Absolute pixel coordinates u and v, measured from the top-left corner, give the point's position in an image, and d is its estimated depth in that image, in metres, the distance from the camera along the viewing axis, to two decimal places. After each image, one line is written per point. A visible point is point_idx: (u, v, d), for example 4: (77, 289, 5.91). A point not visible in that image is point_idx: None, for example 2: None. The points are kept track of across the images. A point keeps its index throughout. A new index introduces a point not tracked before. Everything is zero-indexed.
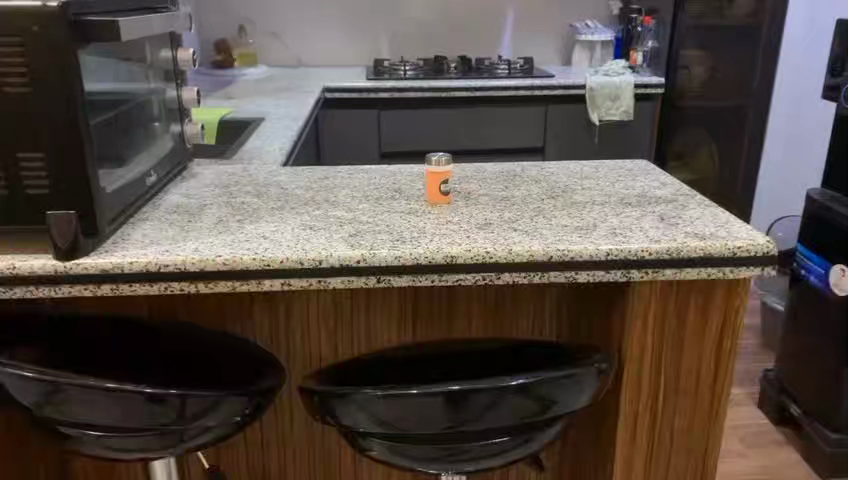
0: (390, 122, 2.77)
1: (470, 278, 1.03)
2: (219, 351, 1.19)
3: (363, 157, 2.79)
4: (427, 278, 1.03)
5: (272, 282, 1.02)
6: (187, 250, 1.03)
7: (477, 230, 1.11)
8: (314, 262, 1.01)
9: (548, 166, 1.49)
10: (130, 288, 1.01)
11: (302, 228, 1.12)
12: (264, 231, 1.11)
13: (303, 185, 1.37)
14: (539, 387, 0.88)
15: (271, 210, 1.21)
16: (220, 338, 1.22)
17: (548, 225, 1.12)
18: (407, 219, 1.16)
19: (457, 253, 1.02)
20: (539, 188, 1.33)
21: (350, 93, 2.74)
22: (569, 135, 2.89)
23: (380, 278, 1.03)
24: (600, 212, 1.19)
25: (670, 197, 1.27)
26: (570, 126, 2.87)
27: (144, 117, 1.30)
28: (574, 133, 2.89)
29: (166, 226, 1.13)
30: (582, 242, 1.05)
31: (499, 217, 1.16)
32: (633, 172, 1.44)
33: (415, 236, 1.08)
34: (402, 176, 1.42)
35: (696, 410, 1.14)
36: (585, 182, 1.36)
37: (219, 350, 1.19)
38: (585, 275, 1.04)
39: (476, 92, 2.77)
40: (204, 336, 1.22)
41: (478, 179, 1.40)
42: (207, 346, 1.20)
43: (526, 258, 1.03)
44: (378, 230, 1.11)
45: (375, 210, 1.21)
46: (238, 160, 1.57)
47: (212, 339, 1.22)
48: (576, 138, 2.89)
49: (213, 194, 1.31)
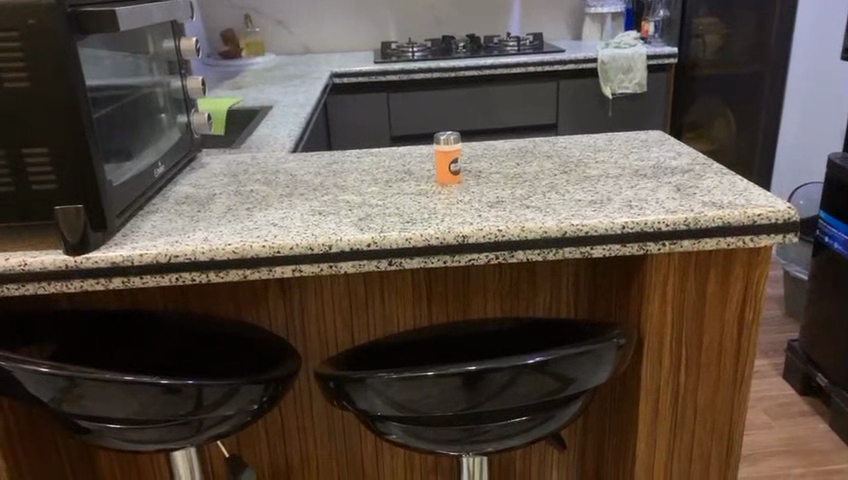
0: (400, 106, 2.75)
1: (482, 257, 1.02)
2: (235, 341, 1.19)
3: (374, 141, 2.77)
4: (439, 259, 1.02)
5: (283, 269, 1.01)
6: (196, 240, 1.02)
7: (488, 208, 1.09)
8: (325, 247, 1.00)
9: (560, 141, 1.46)
10: (141, 280, 1.01)
11: (311, 214, 1.11)
12: (274, 218, 1.10)
13: (313, 170, 1.36)
14: (557, 364, 0.86)
15: (281, 196, 1.20)
16: (236, 328, 1.22)
17: (561, 201, 1.10)
18: (417, 200, 1.14)
19: (468, 233, 1.01)
20: (552, 163, 1.30)
21: (356, 77, 2.71)
22: (581, 111, 2.84)
23: (392, 261, 1.02)
24: (614, 184, 1.16)
25: (686, 166, 1.24)
26: (582, 101, 2.83)
27: (148, 109, 1.29)
28: (587, 109, 2.84)
29: (175, 217, 1.12)
30: (596, 216, 1.03)
31: (511, 195, 1.14)
32: (647, 143, 1.41)
33: (427, 217, 1.07)
34: (412, 158, 1.40)
35: (718, 382, 1.11)
36: (598, 155, 1.34)
37: (235, 341, 1.19)
38: (600, 250, 1.02)
39: (485, 70, 2.73)
40: (220, 327, 1.22)
41: (490, 157, 1.37)
42: (224, 337, 1.20)
43: (539, 234, 1.01)
44: (388, 213, 1.10)
45: (385, 193, 1.19)
46: (246, 149, 1.56)
47: (228, 330, 1.21)
48: (588, 114, 2.85)
49: (222, 184, 1.30)
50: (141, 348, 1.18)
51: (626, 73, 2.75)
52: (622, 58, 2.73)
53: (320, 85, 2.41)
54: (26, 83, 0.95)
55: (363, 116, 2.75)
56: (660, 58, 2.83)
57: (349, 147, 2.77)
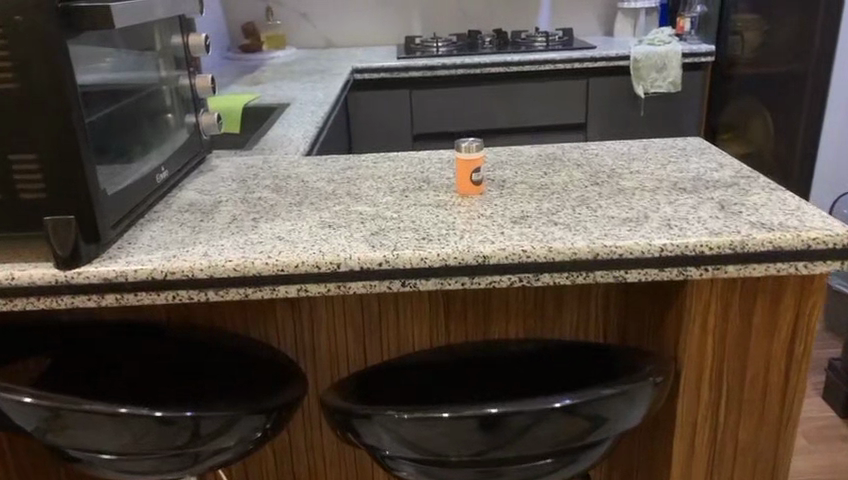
0: (424, 103, 2.65)
1: (505, 280, 0.93)
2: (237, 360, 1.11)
3: (396, 141, 2.68)
4: (457, 281, 0.93)
5: (287, 289, 0.93)
6: (195, 255, 0.95)
7: (513, 224, 1.00)
8: (333, 265, 0.92)
9: (590, 147, 1.37)
10: (136, 297, 0.94)
11: (320, 226, 1.03)
12: (280, 230, 1.02)
13: (327, 176, 1.28)
14: (587, 407, 0.77)
15: (289, 206, 1.12)
16: (239, 344, 1.14)
17: (592, 219, 1.00)
18: (435, 214, 1.06)
19: (489, 254, 0.92)
20: (582, 173, 1.21)
21: (378, 73, 2.63)
22: (613, 111, 2.72)
23: (405, 281, 0.93)
24: (651, 200, 1.06)
25: (730, 180, 1.14)
26: (614, 100, 2.71)
27: (151, 110, 1.22)
28: (619, 109, 2.72)
29: (175, 228, 1.05)
30: (632, 237, 0.93)
31: (537, 209, 1.05)
32: (686, 152, 1.30)
33: (446, 233, 0.98)
34: (432, 164, 1.32)
35: (762, 418, 1.01)
36: (633, 165, 1.24)
37: (236, 360, 1.11)
38: (635, 274, 0.93)
39: (512, 67, 2.63)
40: (221, 344, 1.13)
41: (515, 164, 1.28)
42: (223, 356, 1.12)
43: (568, 256, 0.92)
44: (405, 227, 1.01)
45: (402, 204, 1.11)
46: (258, 150, 1.48)
47: (229, 348, 1.13)
48: (620, 114, 2.73)
49: (229, 190, 1.23)
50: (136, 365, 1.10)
51: (661, 71, 2.63)
52: (656, 56, 2.61)
53: (341, 82, 2.33)
54: (13, 84, 0.88)
55: (384, 113, 2.66)
56: (696, 57, 2.70)
57: (369, 145, 2.69)
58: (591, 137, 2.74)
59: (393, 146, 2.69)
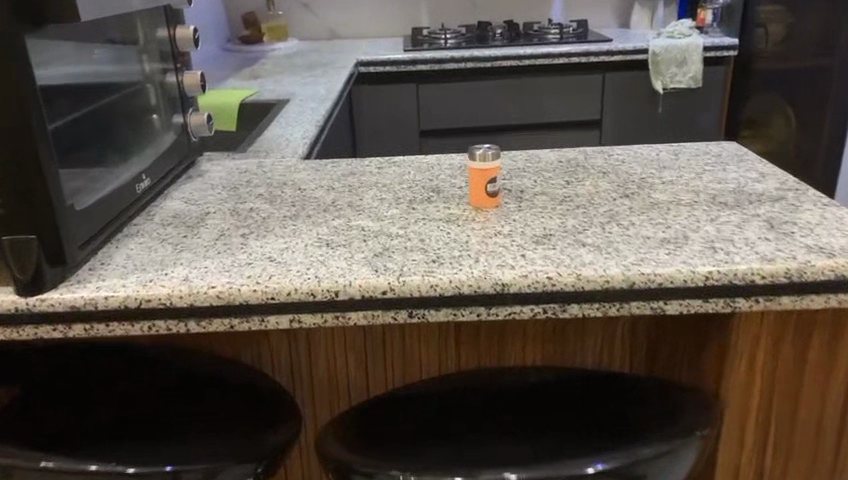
0: (431, 98, 2.53)
1: (527, 311, 0.82)
2: (225, 388, 1.00)
3: (402, 137, 2.56)
4: (471, 312, 0.82)
5: (278, 319, 0.82)
6: (175, 279, 0.83)
7: (534, 243, 0.88)
8: (331, 294, 0.81)
9: (615, 152, 1.25)
10: (108, 328, 0.83)
11: (317, 245, 0.92)
12: (272, 249, 0.90)
13: (326, 183, 1.16)
14: (624, 471, 0.66)
15: (284, 219, 1.01)
16: (227, 371, 1.03)
17: (624, 239, 0.88)
18: (446, 231, 0.94)
19: (509, 281, 0.80)
20: (609, 183, 1.09)
21: (384, 66, 2.50)
22: (630, 108, 2.59)
23: (413, 312, 0.82)
24: (689, 218, 0.94)
25: (775, 193, 1.02)
26: (632, 97, 2.58)
27: (132, 110, 1.10)
28: (636, 105, 2.59)
29: (155, 245, 0.94)
30: (672, 262, 0.82)
31: (561, 227, 0.93)
32: (722, 159, 1.19)
33: (460, 254, 0.87)
34: (441, 171, 1.20)
35: (812, 466, 0.90)
36: (665, 174, 1.12)
37: (222, 389, 1.00)
38: (676, 305, 0.82)
39: (524, 61, 2.49)
40: (206, 370, 1.03)
41: (534, 171, 1.16)
42: (209, 384, 1.01)
43: (600, 285, 0.80)
44: (412, 246, 0.90)
45: (409, 218, 1.00)
46: (252, 153, 1.37)
47: (216, 376, 1.02)
48: (637, 111, 2.59)
49: (218, 199, 1.11)
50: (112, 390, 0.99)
51: (680, 65, 2.50)
52: (676, 49, 2.48)
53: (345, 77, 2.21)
54: None
55: (389, 108, 2.54)
56: (719, 50, 2.57)
57: (375, 142, 2.57)
58: (607, 135, 2.61)
59: (399, 143, 2.57)
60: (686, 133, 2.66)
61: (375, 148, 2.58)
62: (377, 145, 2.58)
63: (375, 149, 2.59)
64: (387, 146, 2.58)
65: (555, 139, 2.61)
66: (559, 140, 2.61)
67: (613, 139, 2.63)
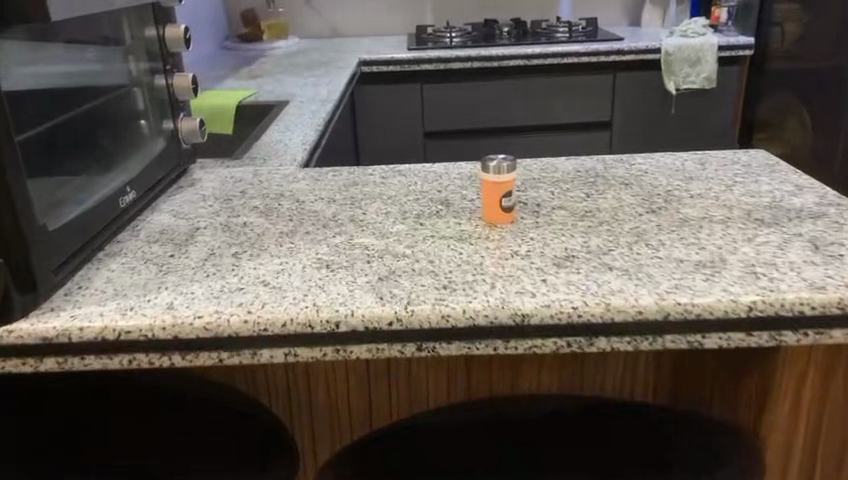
0: (436, 99, 2.44)
1: (549, 344, 0.73)
2: (212, 407, 0.92)
3: (405, 139, 2.48)
4: (487, 345, 0.74)
5: (272, 353, 0.74)
6: (157, 307, 0.75)
7: (556, 267, 0.80)
8: (331, 326, 0.72)
9: (636, 161, 1.17)
10: (83, 362, 0.75)
11: (316, 267, 0.83)
12: (266, 272, 0.82)
13: (326, 195, 1.08)
14: None
15: (280, 236, 0.93)
16: (214, 392, 0.94)
17: (655, 262, 0.80)
18: (457, 251, 0.86)
19: (529, 312, 0.72)
20: (633, 196, 1.01)
21: (387, 66, 2.41)
22: (642, 109, 2.49)
23: (423, 345, 0.74)
24: (724, 237, 0.86)
25: (816, 209, 0.94)
26: (644, 98, 2.48)
27: (117, 115, 1.01)
28: (648, 107, 2.49)
29: (139, 266, 0.86)
30: (712, 290, 0.74)
31: (585, 247, 0.85)
32: (753, 170, 1.10)
33: (473, 278, 0.78)
34: (450, 181, 1.12)
35: None
36: (693, 187, 1.04)
37: (210, 411, 0.92)
38: (715, 338, 0.73)
39: (532, 60, 2.40)
40: (192, 390, 0.94)
41: (550, 182, 1.08)
42: (194, 404, 0.92)
43: (631, 316, 0.72)
44: (420, 269, 0.81)
45: (416, 235, 0.91)
46: (248, 160, 1.28)
47: (202, 395, 0.94)
48: (649, 112, 2.50)
49: (210, 212, 1.03)
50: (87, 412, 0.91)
51: (694, 65, 2.41)
52: (690, 49, 2.39)
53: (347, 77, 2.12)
54: None
55: (392, 110, 2.45)
56: (734, 50, 2.46)
57: (377, 144, 2.49)
58: (617, 137, 2.52)
59: (402, 145, 2.49)
60: (698, 139, 2.57)
61: (378, 150, 2.50)
62: (379, 147, 2.49)
63: (378, 151, 2.50)
64: (390, 148, 2.49)
65: (563, 142, 2.51)
66: (568, 143, 2.52)
67: (623, 142, 2.53)
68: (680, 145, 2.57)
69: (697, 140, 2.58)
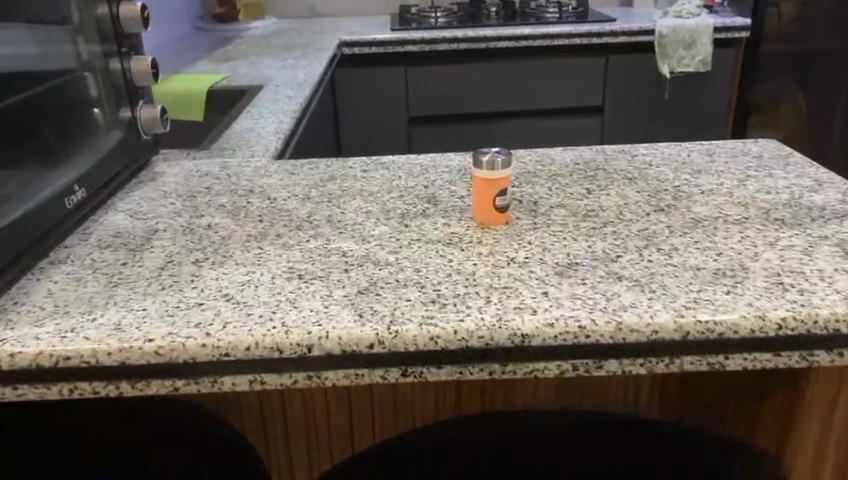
0: (421, 82, 2.32)
1: (552, 368, 0.65)
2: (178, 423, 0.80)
3: (388, 125, 2.37)
4: (482, 370, 0.65)
5: (236, 380, 0.65)
6: (102, 328, 0.65)
7: (558, 276, 0.71)
8: (302, 350, 0.63)
9: (638, 152, 1.08)
10: (17, 392, 0.65)
11: (287, 277, 0.74)
12: (230, 284, 0.72)
13: (301, 191, 0.98)
14: None
15: (247, 240, 0.83)
16: (182, 408, 0.82)
17: (668, 271, 0.71)
18: (445, 257, 0.76)
19: (530, 333, 0.63)
20: (638, 192, 0.92)
21: (370, 48, 2.29)
22: (635, 94, 2.39)
23: (408, 370, 0.65)
24: (743, 240, 0.78)
25: (840, 206, 0.85)
26: (638, 82, 2.38)
27: (63, 103, 0.90)
28: (642, 92, 2.39)
29: (85, 277, 0.76)
30: (736, 305, 0.65)
31: (589, 254, 0.76)
32: (765, 162, 1.02)
33: (465, 290, 0.69)
34: (438, 175, 1.02)
35: None
36: (702, 181, 0.95)
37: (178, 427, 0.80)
38: (739, 360, 0.65)
39: (522, 41, 2.29)
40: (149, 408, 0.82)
41: (547, 177, 0.99)
42: (157, 423, 0.80)
43: (645, 337, 0.63)
44: (404, 279, 0.72)
45: (400, 239, 0.82)
46: (217, 151, 1.18)
47: (168, 413, 0.81)
48: (643, 97, 2.40)
49: (171, 211, 0.93)
50: (26, 433, 0.80)
51: (689, 47, 2.31)
52: (685, 30, 2.29)
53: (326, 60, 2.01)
54: None
55: (374, 96, 2.33)
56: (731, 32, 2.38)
57: (359, 130, 2.38)
58: (610, 123, 2.43)
59: (386, 132, 2.38)
60: (693, 126, 2.48)
61: (360, 137, 2.39)
62: (362, 134, 2.39)
63: (360, 138, 2.39)
64: (373, 135, 2.39)
65: (553, 127, 2.41)
66: (558, 128, 2.42)
67: (615, 128, 2.44)
68: (675, 134, 2.48)
69: (693, 128, 2.48)
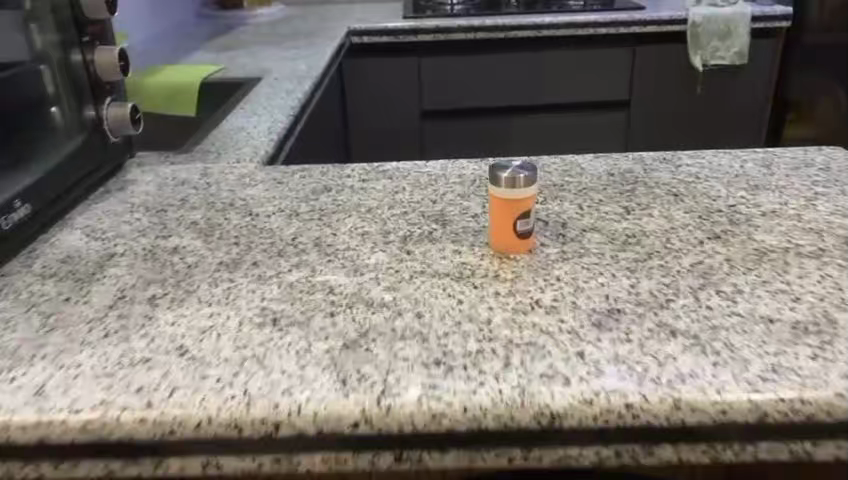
0: (434, 75, 2.11)
1: (587, 454, 0.51)
2: None
3: (395, 123, 2.17)
4: (497, 454, 0.52)
5: (187, 462, 0.52)
6: (21, 393, 0.52)
7: (595, 329, 0.57)
8: (267, 428, 0.49)
9: (682, 162, 0.93)
10: None
11: (259, 322, 0.60)
12: (187, 332, 0.59)
13: (289, 205, 0.84)
14: None
15: (217, 270, 0.69)
16: None
17: (735, 325, 0.57)
18: (454, 298, 0.62)
19: (560, 412, 0.49)
20: (686, 214, 0.77)
21: (381, 37, 2.08)
22: (662, 94, 2.16)
23: (403, 455, 0.52)
24: (823, 281, 0.63)
25: None
26: (665, 80, 2.14)
27: (16, 103, 0.77)
28: (669, 91, 2.16)
29: (17, 317, 0.63)
30: (828, 376, 0.50)
31: (633, 298, 0.61)
32: (835, 175, 0.86)
33: (476, 347, 0.55)
34: (448, 188, 0.88)
35: None
36: (763, 199, 0.80)
37: None
38: (827, 446, 0.51)
39: (543, 31, 2.07)
40: None
41: (577, 192, 0.85)
42: None
43: (711, 419, 0.49)
44: (402, 329, 0.58)
45: (401, 271, 0.68)
46: (199, 154, 1.05)
47: None
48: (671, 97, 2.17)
49: (135, 229, 0.80)
50: None
51: (724, 38, 2.06)
52: (720, 19, 2.05)
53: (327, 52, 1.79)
54: None
55: (381, 90, 2.13)
56: (772, 22, 2.12)
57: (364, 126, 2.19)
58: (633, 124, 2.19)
59: (392, 131, 2.18)
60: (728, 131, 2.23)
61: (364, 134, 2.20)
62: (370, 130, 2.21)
63: (364, 137, 2.21)
64: (379, 133, 2.19)
65: (571, 128, 2.18)
66: (576, 129, 2.19)
67: (639, 131, 2.20)
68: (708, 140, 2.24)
69: (725, 130, 2.23)
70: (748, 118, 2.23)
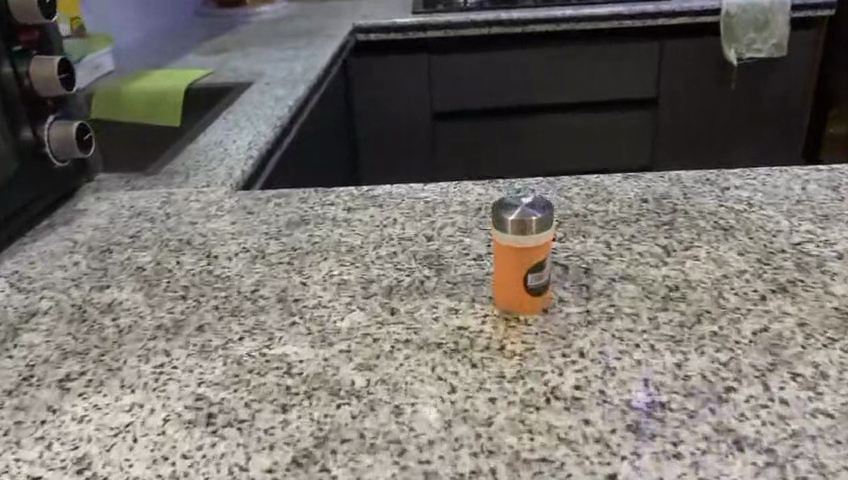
0: (444, 76, 1.78)
1: None
2: None
3: (391, 137, 1.83)
4: None
5: None
6: None
7: (631, 436, 0.43)
8: None
9: (730, 183, 0.77)
10: None
11: (190, 418, 0.46)
12: (96, 434, 0.46)
13: (255, 244, 0.70)
14: None
15: (152, 337, 0.56)
16: None
17: (822, 430, 0.42)
18: (445, 384, 0.48)
19: None
20: (739, 256, 0.62)
21: (387, 33, 1.75)
22: (695, 96, 1.80)
23: None
24: None
25: None
26: (697, 80, 1.80)
27: None
28: (703, 92, 1.81)
29: None
30: None
31: (680, 385, 0.47)
32: None
33: (471, 466, 0.42)
34: (447, 221, 0.73)
35: None
36: (835, 235, 0.65)
37: None
38: None
39: (562, 26, 1.73)
40: None
41: (603, 224, 0.70)
42: None
43: None
44: (374, 434, 0.44)
45: (380, 339, 0.53)
46: (166, 176, 0.91)
47: None
48: (706, 98, 1.81)
49: (69, 276, 0.67)
50: None
51: (760, 29, 1.72)
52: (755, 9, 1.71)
53: (318, 63, 1.51)
54: None
55: (378, 95, 1.80)
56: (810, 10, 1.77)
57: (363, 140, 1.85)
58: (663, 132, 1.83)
59: (391, 147, 1.84)
60: (776, 140, 1.85)
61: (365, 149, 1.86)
62: (365, 146, 1.86)
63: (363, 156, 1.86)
64: (382, 147, 1.85)
65: (594, 138, 1.83)
66: (600, 139, 1.84)
67: (674, 135, 1.83)
68: (752, 151, 1.86)
69: (774, 119, 1.84)
70: (797, 126, 1.85)
